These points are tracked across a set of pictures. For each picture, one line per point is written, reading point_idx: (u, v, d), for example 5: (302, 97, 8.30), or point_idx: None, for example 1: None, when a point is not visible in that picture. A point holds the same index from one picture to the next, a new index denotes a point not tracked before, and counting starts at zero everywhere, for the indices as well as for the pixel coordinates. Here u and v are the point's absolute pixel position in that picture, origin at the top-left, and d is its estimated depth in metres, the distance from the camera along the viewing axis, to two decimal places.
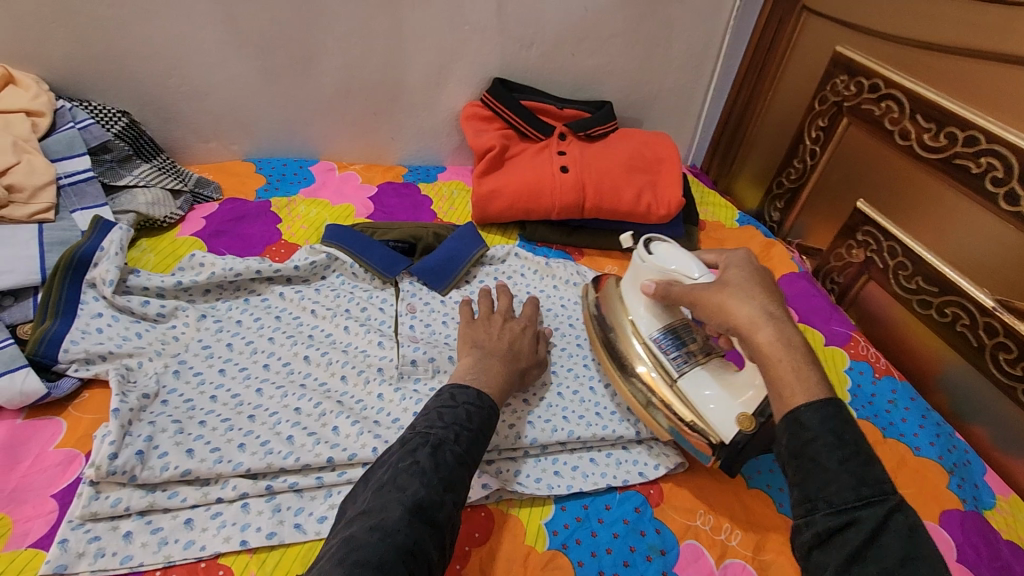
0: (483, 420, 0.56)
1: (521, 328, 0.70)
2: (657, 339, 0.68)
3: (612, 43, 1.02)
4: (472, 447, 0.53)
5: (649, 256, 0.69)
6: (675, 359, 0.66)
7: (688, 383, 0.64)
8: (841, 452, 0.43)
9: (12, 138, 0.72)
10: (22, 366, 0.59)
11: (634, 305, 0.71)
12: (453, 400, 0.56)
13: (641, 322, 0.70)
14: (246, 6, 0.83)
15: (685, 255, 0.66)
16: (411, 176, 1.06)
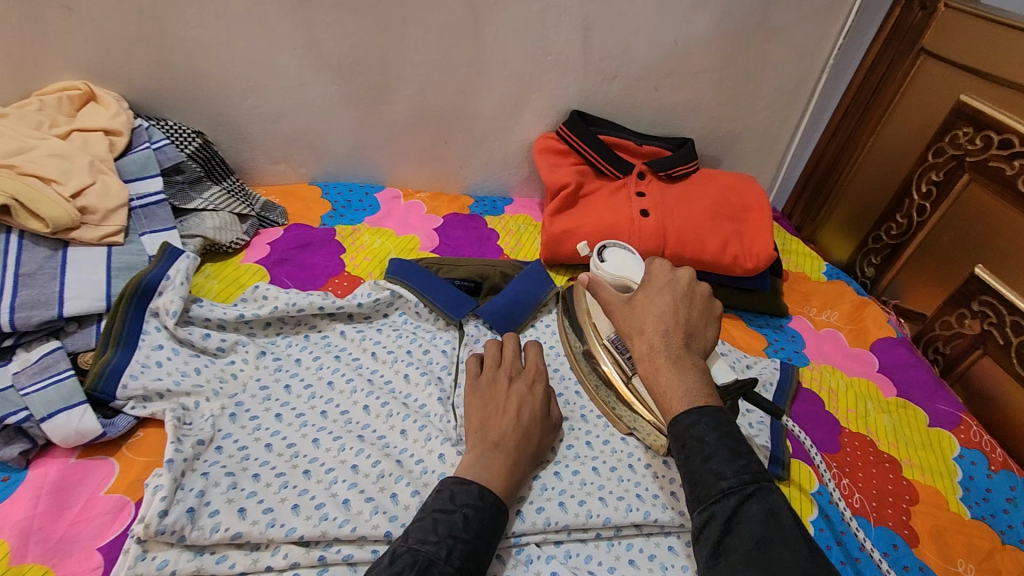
0: (483, 526, 0.51)
1: (528, 388, 0.65)
2: (612, 339, 0.70)
3: (700, 79, 0.96)
4: (468, 562, 0.48)
5: (599, 263, 0.72)
6: (626, 359, 0.68)
7: (639, 381, 0.67)
8: (713, 451, 0.50)
9: (89, 158, 0.71)
10: (80, 402, 0.56)
11: (595, 308, 0.74)
12: (452, 503, 0.51)
13: (598, 323, 0.72)
14: (327, 32, 0.81)
15: (633, 259, 0.73)
16: (477, 207, 1.02)
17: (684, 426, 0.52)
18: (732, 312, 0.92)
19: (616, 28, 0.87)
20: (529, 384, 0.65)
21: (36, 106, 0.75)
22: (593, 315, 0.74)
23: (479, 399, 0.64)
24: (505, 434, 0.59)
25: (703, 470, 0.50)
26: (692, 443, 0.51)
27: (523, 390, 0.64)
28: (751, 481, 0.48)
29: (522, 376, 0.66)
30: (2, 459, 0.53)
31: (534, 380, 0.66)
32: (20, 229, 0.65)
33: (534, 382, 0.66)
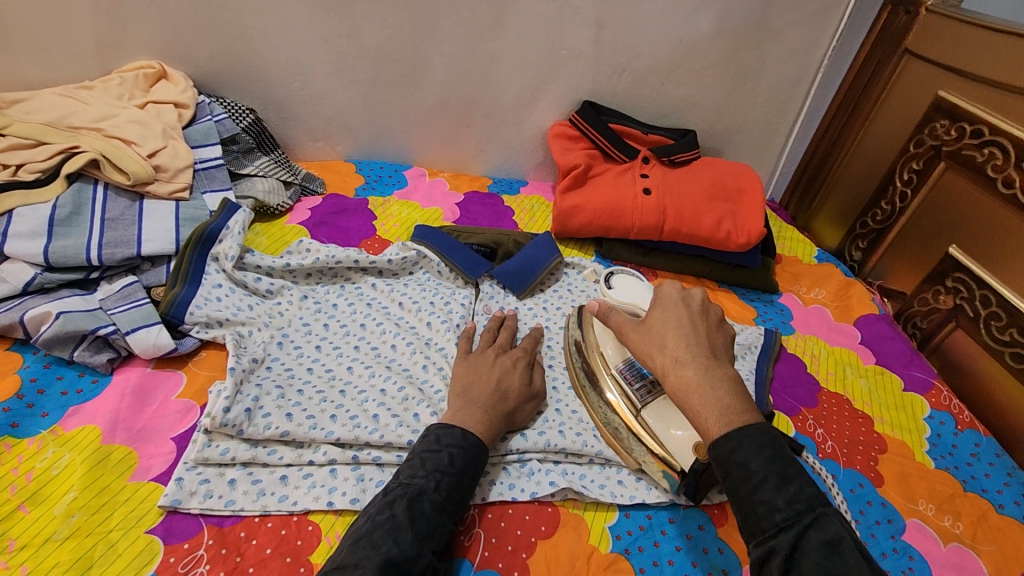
0: (468, 461, 0.56)
1: (512, 363, 0.69)
2: (623, 371, 0.69)
3: (703, 74, 1.05)
4: (454, 492, 0.54)
5: (609, 289, 0.77)
6: (638, 389, 0.67)
7: (651, 413, 0.65)
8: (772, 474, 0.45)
9: (163, 126, 0.82)
10: (157, 321, 0.67)
11: (602, 336, 0.73)
12: (437, 444, 0.57)
13: (607, 353, 0.71)
14: (368, 24, 0.92)
15: (641, 288, 0.77)
16: (495, 187, 1.12)
17: (727, 451, 0.46)
18: (726, 287, 1.00)
19: (626, 25, 0.97)
20: (513, 360, 0.70)
21: (117, 82, 0.87)
22: (602, 346, 0.72)
23: (465, 369, 0.68)
24: (484, 394, 0.63)
25: (753, 501, 0.45)
26: (735, 471, 0.46)
27: (507, 364, 0.69)
28: (807, 509, 0.43)
29: (509, 353, 0.71)
30: (92, 365, 0.63)
31: (519, 357, 0.71)
32: (105, 181, 0.77)
33: (518, 359, 0.70)
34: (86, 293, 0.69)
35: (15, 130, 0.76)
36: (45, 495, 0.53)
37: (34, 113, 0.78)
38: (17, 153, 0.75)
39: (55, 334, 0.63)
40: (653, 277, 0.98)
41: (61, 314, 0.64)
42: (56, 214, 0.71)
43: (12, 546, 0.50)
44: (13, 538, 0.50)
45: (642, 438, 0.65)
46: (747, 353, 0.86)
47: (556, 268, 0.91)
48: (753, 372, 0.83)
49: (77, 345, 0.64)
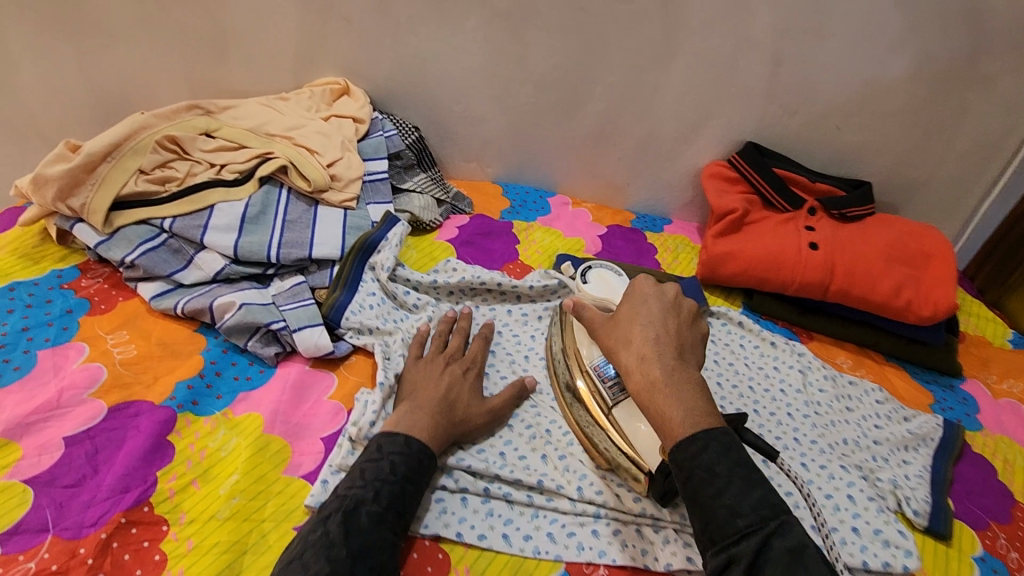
0: (411, 468, 0.55)
1: (462, 372, 0.67)
2: (598, 366, 0.67)
3: (888, 121, 0.94)
4: (395, 501, 0.53)
5: (583, 283, 0.79)
6: (610, 387, 0.65)
7: (622, 412, 0.63)
8: (751, 497, 0.48)
9: (343, 139, 0.88)
10: (320, 322, 0.71)
11: (577, 334, 0.71)
12: (379, 452, 0.56)
13: (582, 350, 0.69)
14: (536, 53, 0.93)
15: (616, 282, 0.80)
16: (638, 222, 1.08)
17: (689, 458, 0.50)
18: (895, 363, 0.88)
19: (806, 64, 0.90)
20: (463, 368, 0.68)
21: (307, 95, 0.95)
22: (577, 342, 0.70)
23: (413, 375, 0.66)
24: (430, 401, 0.62)
25: (714, 506, 0.48)
26: (699, 475, 0.49)
27: (457, 373, 0.67)
28: (771, 516, 0.47)
29: (459, 361, 0.69)
30: (262, 356, 0.68)
31: (468, 367, 0.68)
32: (289, 186, 0.83)
33: (469, 368, 0.68)
34: (261, 287, 0.76)
35: (224, 134, 0.84)
36: (214, 474, 0.57)
37: (239, 119, 0.87)
38: (222, 154, 0.82)
39: (237, 322, 0.69)
40: (808, 340, 0.89)
41: (243, 306, 0.70)
42: (248, 211, 0.78)
43: (183, 519, 0.53)
44: (186, 510, 0.54)
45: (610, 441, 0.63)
46: (920, 446, 0.76)
47: (700, 316, 0.87)
48: (927, 469, 0.72)
49: (250, 335, 0.70)
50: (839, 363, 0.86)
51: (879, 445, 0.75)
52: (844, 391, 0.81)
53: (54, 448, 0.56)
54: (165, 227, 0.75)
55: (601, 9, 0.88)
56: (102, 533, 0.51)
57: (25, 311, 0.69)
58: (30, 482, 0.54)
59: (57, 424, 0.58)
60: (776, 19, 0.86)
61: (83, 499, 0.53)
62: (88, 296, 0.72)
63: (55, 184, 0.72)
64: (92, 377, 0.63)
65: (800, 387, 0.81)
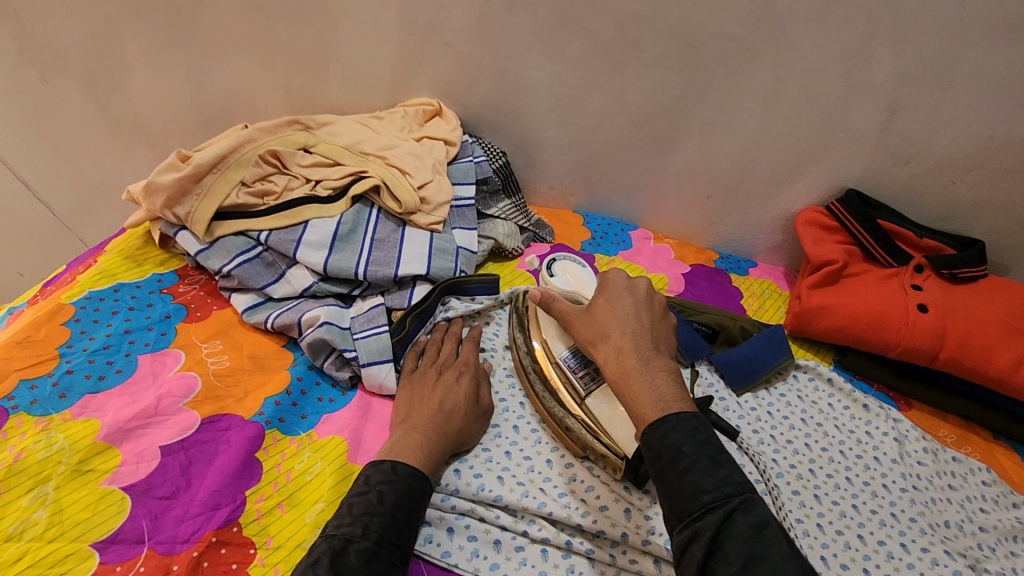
0: (400, 496, 0.52)
1: (455, 379, 0.66)
2: (566, 358, 0.67)
3: (1011, 179, 0.87)
4: (386, 532, 0.49)
5: (550, 277, 0.78)
6: (581, 377, 0.66)
7: (595, 401, 0.64)
8: None
9: (435, 161, 0.88)
10: (390, 359, 0.69)
11: (545, 320, 0.71)
12: (366, 484, 0.53)
13: (550, 336, 0.70)
14: (635, 86, 0.91)
15: (581, 274, 0.79)
16: (722, 263, 1.04)
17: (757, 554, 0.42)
18: (1006, 443, 0.81)
19: (926, 114, 0.84)
20: (457, 375, 0.67)
21: (401, 114, 0.96)
22: (545, 331, 0.70)
23: (407, 393, 0.66)
24: (423, 419, 0.61)
25: None
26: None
27: (451, 380, 0.66)
28: None
29: (453, 366, 0.69)
30: (337, 378, 0.69)
31: (462, 371, 0.68)
32: (379, 205, 0.84)
33: (463, 373, 0.68)
34: (343, 307, 0.76)
35: (321, 149, 0.86)
36: (300, 499, 0.57)
37: (337, 136, 0.88)
38: (318, 170, 0.84)
39: (313, 341, 0.68)
40: (907, 407, 0.84)
41: (324, 323, 0.70)
42: (339, 229, 0.79)
43: (269, 544, 0.53)
44: (272, 534, 0.54)
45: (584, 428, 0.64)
46: None
47: (785, 368, 0.83)
48: None
49: (325, 356, 0.70)
50: (942, 437, 0.80)
51: (985, 533, 0.68)
52: (946, 468, 0.75)
53: (151, 457, 0.57)
54: (261, 240, 0.77)
55: (709, 46, 0.85)
56: (193, 551, 0.51)
57: (127, 313, 0.71)
58: (127, 491, 0.54)
59: (153, 433, 0.59)
60: (899, 66, 0.81)
61: (176, 513, 0.54)
62: (184, 303, 0.74)
63: (165, 192, 0.74)
64: (187, 387, 0.64)
65: (897, 457, 0.74)
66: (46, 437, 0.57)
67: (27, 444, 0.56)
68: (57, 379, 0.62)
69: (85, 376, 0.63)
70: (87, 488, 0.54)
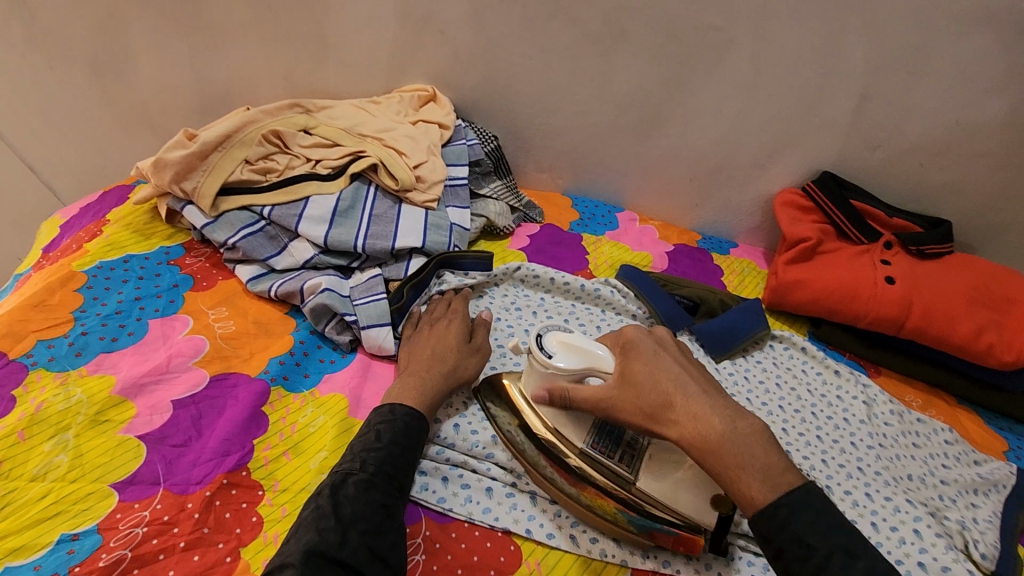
0: (395, 434, 0.57)
1: (447, 326, 0.72)
2: (594, 445, 0.61)
3: (974, 162, 0.93)
4: (383, 465, 0.54)
5: (549, 359, 0.60)
6: (621, 461, 0.60)
7: (648, 481, 0.58)
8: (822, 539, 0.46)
9: (430, 143, 0.93)
10: (388, 322, 0.73)
11: (551, 415, 0.62)
12: (366, 428, 0.58)
13: (569, 429, 0.61)
14: (622, 73, 0.96)
15: (585, 342, 0.61)
16: (704, 243, 1.09)
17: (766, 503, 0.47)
18: (968, 407, 0.86)
19: (895, 100, 0.89)
20: (448, 324, 0.73)
21: (398, 99, 1.00)
22: (556, 423, 0.62)
23: (408, 349, 0.71)
24: (427, 369, 0.66)
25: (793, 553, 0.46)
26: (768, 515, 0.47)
27: (443, 329, 0.72)
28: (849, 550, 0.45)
29: (444, 318, 0.74)
30: (338, 341, 0.73)
31: (453, 318, 0.74)
32: (376, 184, 0.88)
33: (452, 318, 0.73)
34: (343, 277, 0.80)
35: (321, 131, 0.90)
36: (304, 448, 0.61)
37: (335, 119, 0.92)
38: (318, 150, 0.88)
39: (316, 306, 0.72)
40: (876, 374, 0.89)
41: (325, 291, 0.74)
42: (338, 205, 0.83)
43: (276, 487, 0.57)
44: (278, 478, 0.58)
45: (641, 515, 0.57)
46: (991, 492, 0.73)
47: (761, 338, 0.88)
48: (998, 516, 0.70)
49: (326, 321, 0.74)
50: (908, 401, 0.85)
51: (947, 485, 0.73)
52: (911, 428, 0.79)
53: (163, 409, 0.61)
54: (264, 215, 0.80)
55: (691, 36, 0.89)
56: (206, 491, 0.55)
57: (137, 282, 0.75)
58: (142, 438, 0.58)
59: (165, 388, 0.63)
60: (869, 54, 0.86)
61: (189, 458, 0.57)
62: (191, 273, 0.78)
63: (173, 168, 0.78)
64: (196, 348, 0.68)
65: (864, 418, 0.79)
66: (65, 390, 0.61)
67: (48, 396, 0.60)
68: (73, 340, 0.66)
69: (99, 338, 0.67)
70: (105, 435, 0.58)
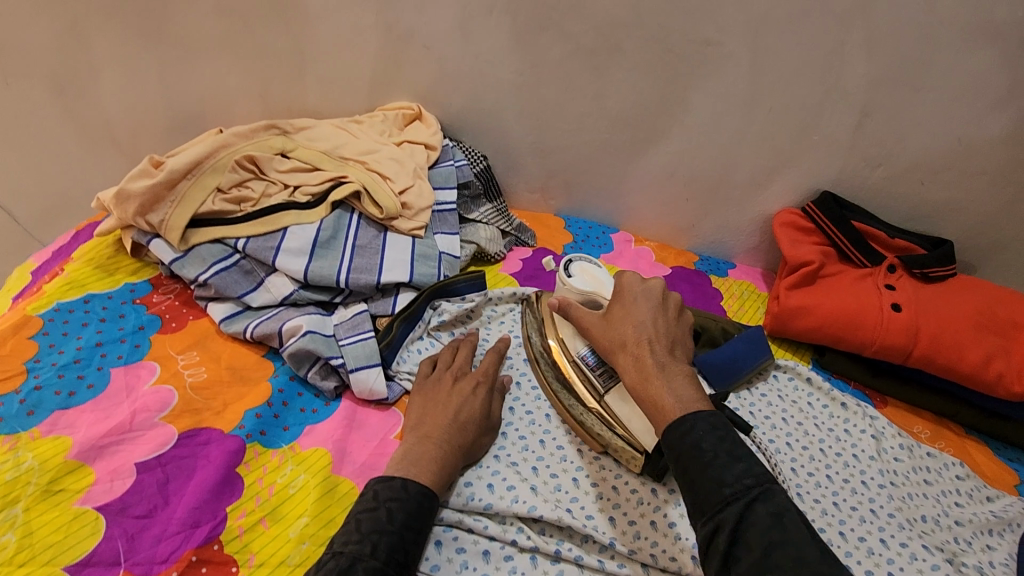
0: (409, 515, 0.52)
1: (471, 389, 0.66)
2: (584, 356, 0.68)
3: (977, 180, 0.90)
4: (396, 553, 0.49)
5: (566, 277, 0.73)
6: (600, 375, 0.67)
7: (613, 399, 0.65)
8: None
9: (416, 166, 0.88)
10: (378, 363, 0.68)
11: (563, 323, 0.72)
12: (375, 501, 0.52)
13: (568, 338, 0.71)
14: (615, 90, 0.92)
15: (600, 273, 0.74)
16: (702, 265, 1.05)
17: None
18: (976, 436, 0.84)
19: (897, 118, 0.86)
20: (473, 385, 0.66)
21: (381, 119, 0.95)
22: (560, 332, 0.72)
23: (420, 400, 0.65)
24: (439, 428, 0.60)
25: None
26: None
27: (466, 391, 0.66)
28: None
29: (468, 376, 0.68)
30: (322, 388, 0.67)
31: (479, 381, 0.67)
32: (360, 211, 0.83)
33: (479, 383, 0.67)
34: (326, 314, 0.74)
35: (299, 154, 0.84)
36: (283, 514, 0.56)
37: (315, 141, 0.87)
38: (297, 175, 0.82)
39: (297, 350, 0.67)
40: (882, 405, 0.86)
41: (308, 333, 0.68)
42: (319, 236, 0.77)
43: (252, 561, 0.52)
44: (254, 551, 0.53)
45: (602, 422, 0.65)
46: (1006, 531, 0.70)
47: (764, 368, 0.84)
48: (1014, 558, 0.67)
49: (309, 366, 0.68)
50: (917, 433, 0.82)
51: (961, 526, 0.70)
52: (921, 464, 0.76)
53: (126, 474, 0.55)
54: (239, 248, 0.75)
55: (687, 52, 0.86)
56: (173, 572, 0.50)
57: (98, 325, 0.69)
58: (101, 510, 0.53)
59: (128, 449, 0.58)
60: (871, 70, 0.83)
61: (154, 532, 0.52)
62: (159, 313, 0.72)
63: (136, 200, 0.72)
64: (162, 401, 0.62)
65: (874, 453, 0.76)
66: (14, 457, 0.55)
67: None
68: (25, 396, 0.60)
69: (54, 393, 0.61)
70: (60, 508, 0.52)
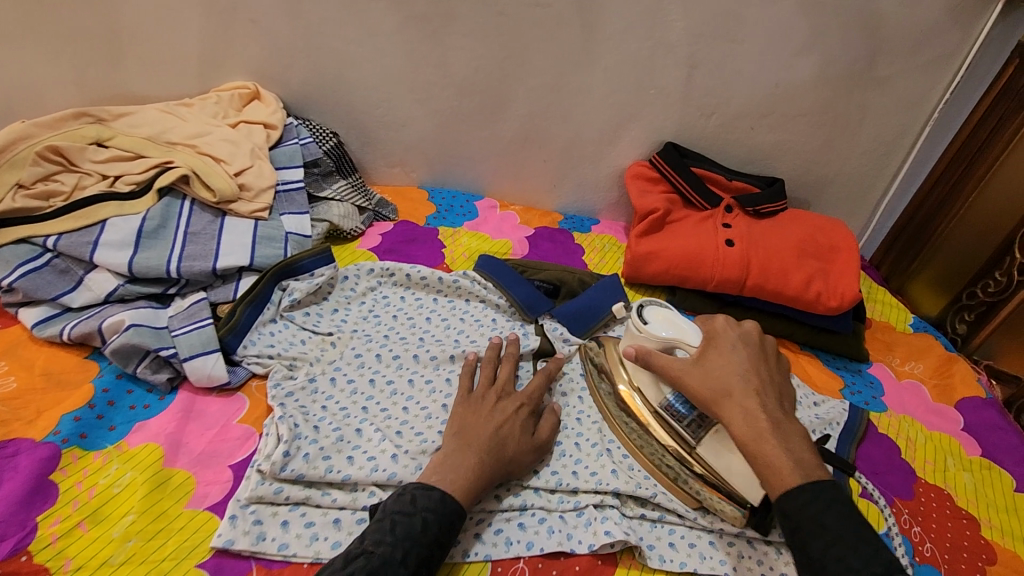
0: (442, 530, 0.50)
1: (514, 408, 0.62)
2: (669, 404, 0.63)
3: (798, 121, 0.98)
4: (422, 566, 0.48)
5: (644, 324, 0.65)
6: (689, 425, 0.62)
7: (707, 450, 0.61)
8: None
9: (253, 146, 0.84)
10: (215, 349, 0.66)
11: (635, 369, 0.67)
12: (412, 506, 0.51)
13: (647, 386, 0.65)
14: (457, 54, 0.91)
15: (678, 320, 0.65)
16: (566, 223, 1.09)
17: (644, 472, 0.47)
18: (810, 351, 0.92)
19: (721, 66, 0.92)
20: (517, 405, 0.62)
21: (214, 99, 0.90)
22: (635, 379, 0.67)
23: (461, 413, 0.60)
24: (480, 439, 0.57)
25: None
26: None
27: (508, 409, 0.61)
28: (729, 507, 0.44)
29: (511, 397, 0.63)
30: (153, 381, 0.64)
31: (523, 403, 0.63)
32: (193, 197, 0.78)
33: (524, 404, 0.63)
34: (159, 307, 0.70)
35: (118, 143, 0.79)
36: (104, 515, 0.53)
37: (137, 126, 0.81)
38: (116, 164, 0.77)
39: (121, 345, 0.63)
40: None
41: (131, 327, 0.65)
42: (145, 226, 0.73)
43: (67, 566, 0.49)
44: (70, 555, 0.50)
45: (703, 477, 0.60)
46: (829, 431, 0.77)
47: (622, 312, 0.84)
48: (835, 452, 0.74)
49: (138, 361, 0.64)
50: None
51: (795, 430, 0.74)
52: None
53: None
54: (49, 246, 0.69)
55: (520, 13, 0.87)
56: None
57: None
58: None
59: None
60: (689, 23, 0.88)
61: None
62: None
63: None
64: None
65: None
66: None
67: None
68: None
69: None
70: None
